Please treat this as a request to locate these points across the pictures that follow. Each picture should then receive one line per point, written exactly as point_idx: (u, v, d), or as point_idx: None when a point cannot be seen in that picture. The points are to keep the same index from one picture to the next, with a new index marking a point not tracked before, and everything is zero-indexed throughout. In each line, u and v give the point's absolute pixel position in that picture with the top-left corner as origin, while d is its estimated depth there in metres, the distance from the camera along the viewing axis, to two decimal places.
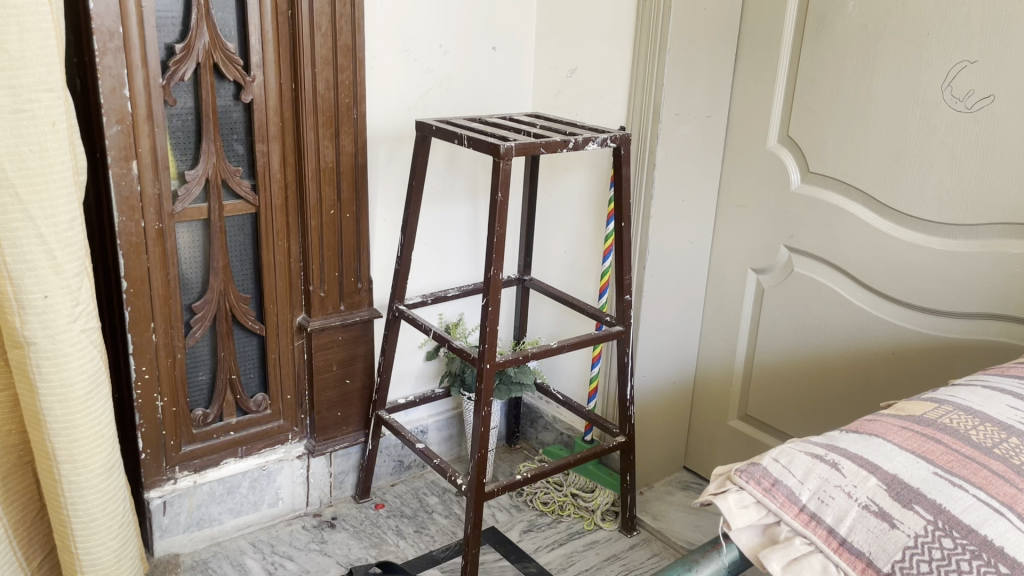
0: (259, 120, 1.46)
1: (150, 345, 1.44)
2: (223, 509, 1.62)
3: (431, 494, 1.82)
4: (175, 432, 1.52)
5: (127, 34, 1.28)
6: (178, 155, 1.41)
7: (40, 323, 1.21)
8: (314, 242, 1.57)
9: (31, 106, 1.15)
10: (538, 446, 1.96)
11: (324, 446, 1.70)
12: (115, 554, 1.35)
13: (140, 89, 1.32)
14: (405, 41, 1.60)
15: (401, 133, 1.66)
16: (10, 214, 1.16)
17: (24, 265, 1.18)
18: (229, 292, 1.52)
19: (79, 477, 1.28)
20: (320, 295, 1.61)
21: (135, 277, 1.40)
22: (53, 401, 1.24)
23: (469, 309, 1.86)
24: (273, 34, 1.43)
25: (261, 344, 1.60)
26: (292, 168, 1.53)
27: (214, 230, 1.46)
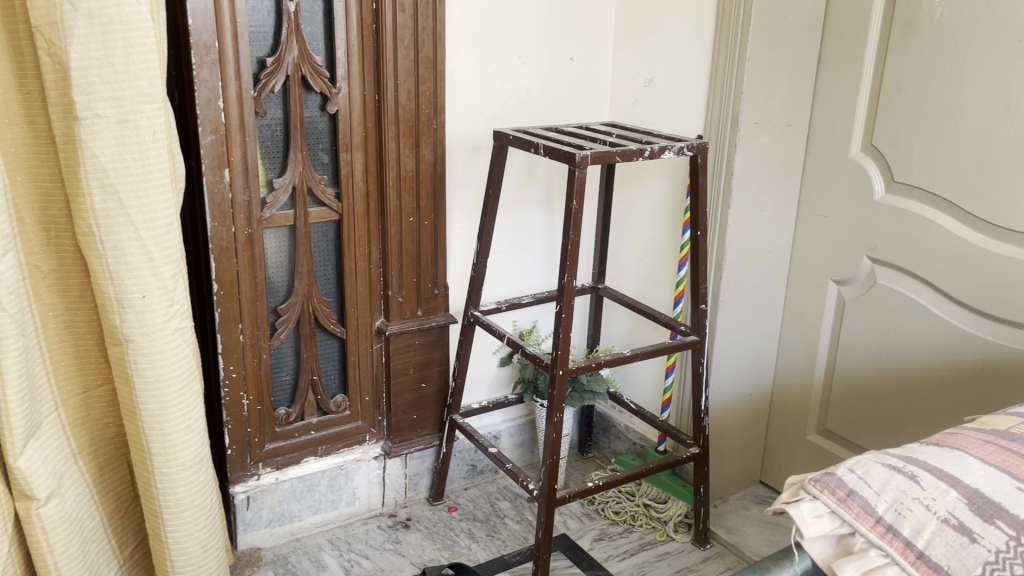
0: (344, 130, 1.51)
1: (238, 345, 1.51)
2: (303, 506, 1.67)
3: (503, 499, 1.84)
4: (259, 430, 1.58)
5: (223, 48, 1.35)
6: (267, 163, 1.48)
7: (138, 322, 1.28)
8: (393, 248, 1.61)
9: (135, 116, 1.22)
10: (610, 455, 1.95)
11: (399, 448, 1.74)
12: (202, 545, 1.41)
13: (233, 101, 1.39)
14: (485, 53, 1.63)
15: (479, 143, 1.69)
16: (113, 218, 1.24)
17: (125, 267, 1.26)
18: (313, 296, 1.57)
19: (170, 470, 1.35)
20: (399, 300, 1.65)
21: (225, 280, 1.46)
22: (148, 396, 1.31)
23: (543, 316, 1.88)
24: (358, 47, 1.49)
25: (341, 346, 1.66)
26: (374, 176, 1.57)
27: (299, 235, 1.52)
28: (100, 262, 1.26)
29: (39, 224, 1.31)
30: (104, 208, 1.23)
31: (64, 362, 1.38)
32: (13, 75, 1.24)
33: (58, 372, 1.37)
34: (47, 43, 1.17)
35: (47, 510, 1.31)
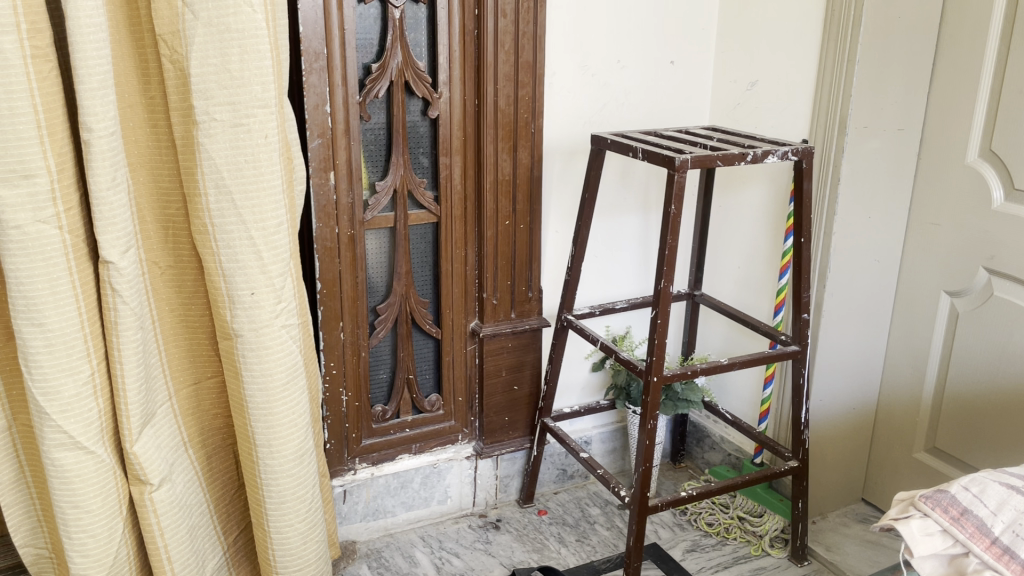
0: (444, 134, 1.54)
1: (338, 342, 1.55)
2: (396, 502, 1.71)
3: (593, 505, 1.83)
4: (357, 426, 1.63)
5: (331, 55, 1.40)
6: (370, 167, 1.52)
7: (247, 318, 1.34)
8: (489, 251, 1.63)
9: (248, 120, 1.28)
10: (704, 465, 1.92)
11: (491, 449, 1.76)
12: (301, 536, 1.45)
13: (340, 106, 1.44)
14: (584, 57, 1.63)
15: (576, 147, 1.69)
16: (226, 217, 1.30)
17: (236, 264, 1.32)
18: (410, 296, 1.61)
19: (274, 461, 1.40)
20: (493, 302, 1.67)
21: (328, 279, 1.51)
22: (254, 389, 1.36)
23: (637, 322, 1.86)
24: (460, 53, 1.51)
25: (437, 346, 1.68)
26: (472, 180, 1.59)
27: (398, 237, 1.56)
28: (213, 259, 1.33)
29: (158, 223, 1.39)
30: (218, 208, 1.30)
31: (178, 355, 1.46)
32: (139, 81, 1.31)
33: (173, 364, 1.44)
34: (169, 50, 1.25)
35: (159, 494, 1.38)
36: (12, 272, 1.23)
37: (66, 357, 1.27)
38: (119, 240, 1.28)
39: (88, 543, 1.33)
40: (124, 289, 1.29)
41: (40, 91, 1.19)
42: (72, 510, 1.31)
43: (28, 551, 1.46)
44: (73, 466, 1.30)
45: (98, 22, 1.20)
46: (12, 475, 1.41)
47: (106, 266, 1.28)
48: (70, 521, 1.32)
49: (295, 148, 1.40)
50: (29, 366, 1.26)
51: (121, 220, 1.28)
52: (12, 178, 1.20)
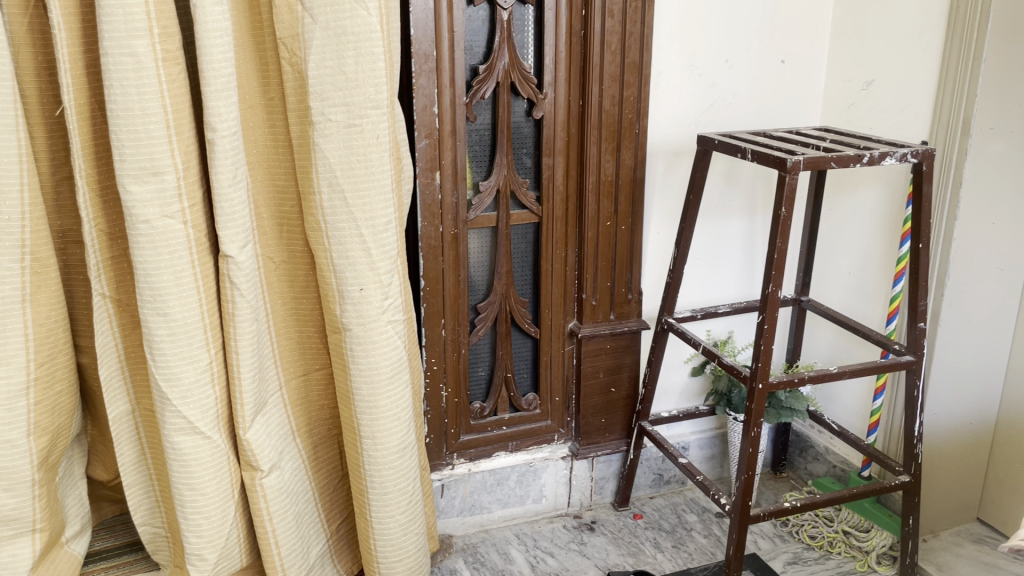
0: (548, 134, 1.55)
1: (440, 339, 1.58)
2: (492, 499, 1.73)
3: (690, 511, 1.80)
4: (456, 422, 1.65)
5: (440, 57, 1.43)
6: (474, 167, 1.54)
7: (355, 313, 1.38)
8: (590, 252, 1.62)
9: (362, 121, 1.31)
10: (807, 477, 1.86)
11: (587, 450, 1.75)
12: (402, 528, 1.48)
13: (447, 107, 1.46)
14: (692, 57, 1.61)
15: (681, 148, 1.67)
16: (340, 216, 1.35)
17: (347, 261, 1.36)
18: (510, 295, 1.62)
19: (377, 453, 1.43)
20: (592, 303, 1.66)
21: (432, 276, 1.54)
22: (361, 382, 1.40)
23: (740, 327, 1.82)
24: (566, 54, 1.51)
25: (535, 346, 1.69)
26: (574, 181, 1.59)
27: (500, 236, 1.57)
28: (325, 255, 1.37)
29: (273, 220, 1.44)
30: (331, 205, 1.35)
31: (289, 346, 1.51)
32: (259, 83, 1.37)
33: (284, 356, 1.50)
34: (288, 53, 1.31)
35: (269, 481, 1.43)
36: (141, 264, 1.30)
37: (187, 345, 1.34)
38: (239, 235, 1.34)
39: (203, 524, 1.40)
40: (241, 282, 1.35)
41: (170, 92, 1.26)
42: (189, 493, 1.38)
43: (147, 530, 1.54)
44: (191, 451, 1.37)
45: (224, 27, 1.26)
46: (135, 457, 1.49)
47: (226, 260, 1.34)
48: (186, 502, 1.38)
49: (404, 149, 1.44)
50: (154, 353, 1.33)
51: (240, 216, 1.33)
52: (143, 175, 1.27)
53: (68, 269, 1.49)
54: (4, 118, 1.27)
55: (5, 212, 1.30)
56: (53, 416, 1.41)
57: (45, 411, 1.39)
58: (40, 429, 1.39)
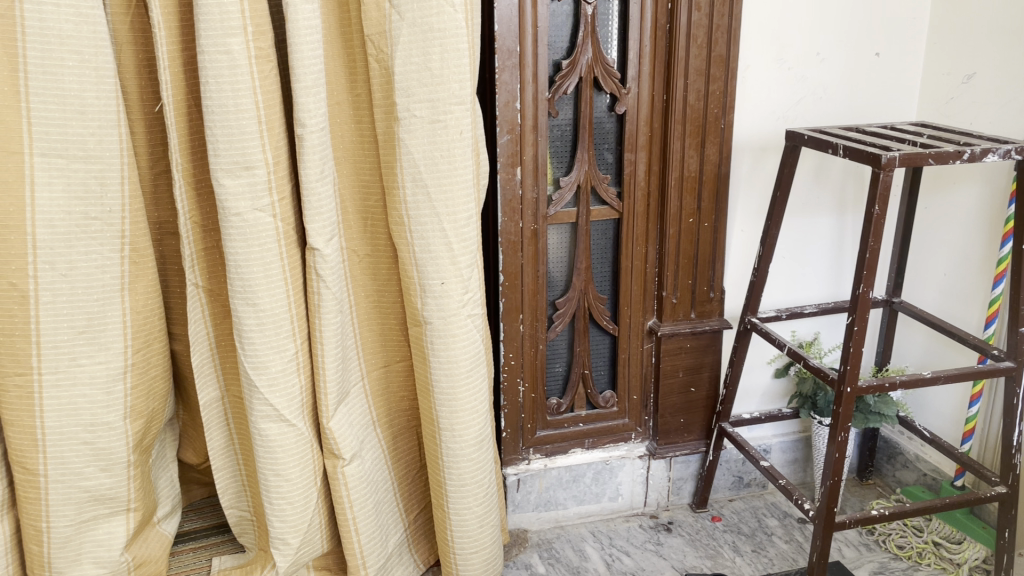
0: (631, 130, 1.53)
1: (518, 334, 1.59)
2: (568, 496, 1.72)
3: (771, 516, 1.76)
4: (532, 417, 1.65)
5: (524, 52, 1.43)
6: (555, 162, 1.54)
7: (436, 306, 1.39)
8: (671, 249, 1.60)
9: (446, 116, 1.32)
10: (895, 485, 1.79)
11: (665, 450, 1.73)
12: (479, 520, 1.49)
13: (529, 103, 1.46)
14: (781, 50, 1.57)
15: (768, 143, 1.62)
16: (423, 211, 1.37)
17: (429, 255, 1.38)
18: (589, 292, 1.61)
19: (456, 445, 1.45)
20: (673, 301, 1.63)
21: (511, 271, 1.54)
22: (440, 374, 1.42)
23: (827, 328, 1.76)
24: (650, 49, 1.49)
25: (613, 343, 1.68)
26: (657, 176, 1.57)
27: (580, 232, 1.57)
28: (408, 249, 1.39)
29: (358, 213, 1.47)
30: (415, 200, 1.37)
31: (371, 339, 1.54)
32: (346, 79, 1.40)
33: (366, 347, 1.53)
34: (375, 49, 1.33)
35: (351, 469, 1.46)
36: (232, 256, 1.34)
37: (275, 335, 1.38)
38: (325, 228, 1.37)
39: (286, 509, 1.44)
40: (327, 275, 1.38)
41: (262, 89, 1.29)
42: (274, 478, 1.42)
43: (234, 513, 1.59)
44: (276, 437, 1.41)
45: (313, 25, 1.29)
46: (223, 442, 1.54)
47: (312, 253, 1.37)
48: (272, 488, 1.43)
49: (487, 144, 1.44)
50: (244, 342, 1.37)
51: (327, 210, 1.36)
52: (235, 169, 1.31)
53: (164, 260, 1.55)
54: (107, 114, 1.33)
55: (107, 205, 1.36)
56: (148, 400, 1.47)
57: (141, 395, 1.45)
58: (136, 412, 1.45)
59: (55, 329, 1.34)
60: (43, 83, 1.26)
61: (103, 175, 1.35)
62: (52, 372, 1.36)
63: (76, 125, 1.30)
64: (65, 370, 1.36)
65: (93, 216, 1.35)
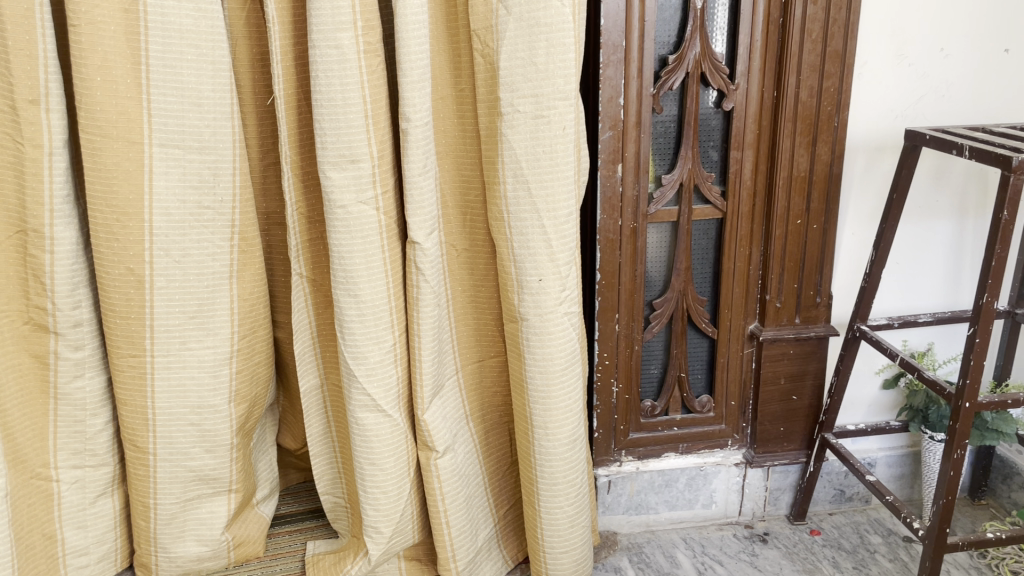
0: (738, 128, 1.49)
1: (613, 334, 1.56)
2: (660, 500, 1.69)
3: (874, 532, 1.69)
4: (626, 419, 1.63)
5: (629, 47, 1.40)
6: (657, 159, 1.51)
7: (533, 303, 1.39)
8: (776, 251, 1.55)
9: (549, 112, 1.31)
10: (1011, 507, 1.69)
11: (762, 459, 1.68)
12: (569, 520, 1.48)
13: (633, 99, 1.43)
14: (902, 45, 1.50)
15: (884, 143, 1.55)
16: (523, 207, 1.36)
17: (528, 252, 1.37)
18: (688, 293, 1.57)
19: (548, 443, 1.43)
20: (777, 305, 1.58)
21: (608, 270, 1.52)
22: (535, 372, 1.41)
23: (941, 339, 1.67)
24: (762, 44, 1.45)
25: (711, 347, 1.64)
26: (763, 176, 1.52)
27: (681, 231, 1.53)
28: (507, 245, 1.39)
29: (458, 208, 1.48)
30: (515, 196, 1.36)
31: (467, 333, 1.54)
32: (451, 74, 1.41)
33: (461, 342, 1.54)
34: (481, 44, 1.33)
35: (443, 462, 1.47)
36: (336, 247, 1.37)
37: (374, 327, 1.40)
38: (426, 222, 1.38)
39: (380, 498, 1.46)
40: (426, 268, 1.38)
41: (369, 83, 1.31)
42: (369, 467, 1.44)
43: (328, 499, 1.63)
44: (372, 427, 1.43)
45: (421, 20, 1.30)
46: (321, 429, 1.58)
47: (413, 246, 1.38)
48: (366, 476, 1.45)
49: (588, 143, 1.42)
50: (344, 332, 1.40)
51: (428, 204, 1.37)
52: (341, 162, 1.33)
53: (270, 249, 1.59)
54: (222, 107, 1.38)
55: (219, 195, 1.40)
56: (252, 385, 1.51)
57: (245, 379, 1.49)
58: (240, 396, 1.49)
59: (167, 313, 1.40)
60: (163, 76, 1.31)
61: (216, 166, 1.39)
62: (164, 354, 1.41)
63: (192, 117, 1.35)
64: (175, 354, 1.42)
65: (206, 205, 1.40)
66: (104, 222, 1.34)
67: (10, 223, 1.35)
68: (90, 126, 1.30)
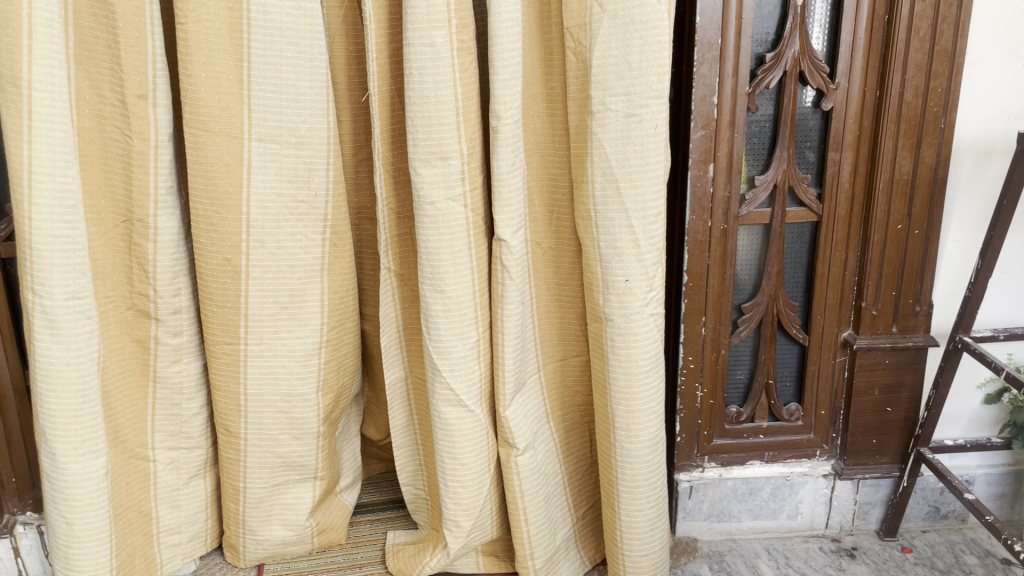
0: (836, 128, 1.44)
1: (699, 337, 1.53)
2: (743, 509, 1.65)
3: (970, 553, 1.61)
4: (710, 424, 1.60)
5: (725, 45, 1.37)
6: (751, 160, 1.47)
7: (619, 303, 1.37)
8: (874, 257, 1.49)
9: (641, 111, 1.29)
10: None
11: (852, 471, 1.62)
12: (649, 523, 1.46)
13: (727, 97, 1.40)
14: (1017, 44, 1.42)
15: (994, 146, 1.47)
16: (611, 206, 1.34)
17: (614, 251, 1.36)
18: (779, 297, 1.53)
19: (630, 445, 1.42)
20: (873, 313, 1.52)
21: (695, 272, 1.49)
22: (619, 372, 1.39)
23: None
24: (865, 42, 1.39)
25: (802, 354, 1.59)
26: (862, 178, 1.47)
27: (773, 234, 1.49)
28: (593, 244, 1.38)
29: (545, 206, 1.47)
30: (604, 195, 1.35)
31: (550, 332, 1.54)
32: (542, 72, 1.40)
33: (544, 340, 1.54)
34: (574, 42, 1.32)
35: (523, 459, 1.47)
36: (424, 243, 1.38)
37: (459, 322, 1.41)
38: (513, 220, 1.37)
39: (460, 492, 1.47)
40: (511, 266, 1.39)
41: (461, 80, 1.32)
42: (450, 461, 1.46)
43: (410, 490, 1.65)
44: (455, 422, 1.44)
45: (514, 18, 1.30)
46: (404, 421, 1.60)
47: (499, 243, 1.38)
48: (448, 470, 1.46)
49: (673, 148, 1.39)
50: (429, 327, 1.41)
51: (515, 202, 1.37)
52: (432, 159, 1.34)
53: (360, 243, 1.63)
54: (318, 103, 1.41)
55: (314, 190, 1.44)
56: (339, 375, 1.55)
57: (332, 370, 1.53)
58: (327, 386, 1.53)
59: (262, 304, 1.44)
60: (263, 73, 1.35)
61: (311, 161, 1.43)
62: (257, 343, 1.46)
63: (290, 113, 1.39)
64: (268, 342, 1.46)
65: (300, 199, 1.43)
66: (205, 213, 1.38)
67: (116, 212, 1.39)
68: (194, 121, 1.34)
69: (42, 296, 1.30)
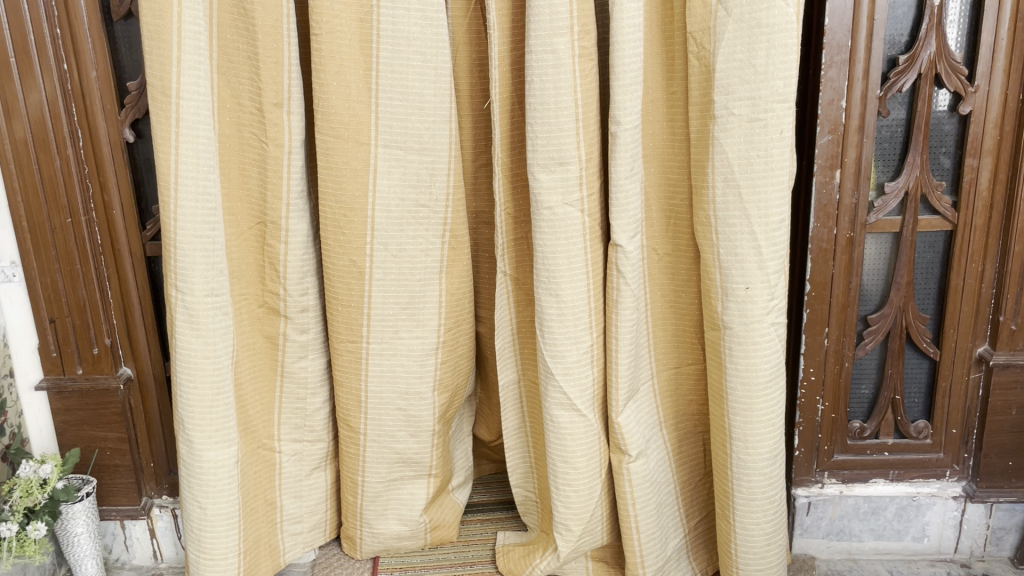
0: (974, 133, 1.37)
1: (821, 349, 1.49)
2: (865, 528, 1.60)
3: None
4: (831, 439, 1.54)
5: (855, 47, 1.33)
6: (880, 166, 1.42)
7: (739, 311, 1.34)
8: (1015, 269, 1.42)
9: (766, 115, 1.27)
10: None
11: (985, 494, 1.54)
12: (766, 538, 1.42)
13: (857, 101, 1.36)
14: None
15: None
16: (733, 213, 1.32)
17: (734, 258, 1.33)
18: (909, 309, 1.47)
19: (748, 457, 1.39)
20: (1012, 328, 1.44)
21: (818, 281, 1.45)
22: (737, 382, 1.37)
23: None
24: (1008, 43, 1.33)
25: (932, 369, 1.52)
26: (1002, 186, 1.40)
27: (903, 243, 1.43)
28: (712, 251, 1.36)
29: (662, 212, 1.47)
30: (725, 201, 1.33)
31: (665, 339, 1.53)
32: (663, 77, 1.40)
33: (658, 347, 1.53)
34: (697, 46, 1.31)
35: (636, 467, 1.46)
36: (541, 247, 1.40)
37: (574, 327, 1.42)
38: (630, 226, 1.37)
39: (571, 496, 1.47)
40: (628, 271, 1.39)
41: (582, 86, 1.33)
42: (562, 465, 1.46)
43: (521, 492, 1.67)
44: (567, 426, 1.45)
45: (636, 24, 1.30)
46: (517, 423, 1.62)
47: (615, 249, 1.38)
48: (560, 474, 1.47)
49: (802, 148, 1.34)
50: (544, 331, 1.43)
51: (633, 208, 1.37)
52: (551, 164, 1.36)
53: (477, 247, 1.66)
54: (441, 110, 1.45)
55: (435, 194, 1.48)
56: (454, 375, 1.58)
57: (448, 370, 1.57)
58: (443, 385, 1.57)
59: (383, 304, 1.49)
60: (391, 81, 1.40)
61: (434, 166, 1.47)
62: (378, 342, 1.50)
63: (415, 119, 1.43)
64: (388, 342, 1.51)
65: (422, 203, 1.48)
66: (332, 216, 1.43)
67: (251, 214, 1.47)
68: (325, 127, 1.39)
69: (184, 293, 1.39)
